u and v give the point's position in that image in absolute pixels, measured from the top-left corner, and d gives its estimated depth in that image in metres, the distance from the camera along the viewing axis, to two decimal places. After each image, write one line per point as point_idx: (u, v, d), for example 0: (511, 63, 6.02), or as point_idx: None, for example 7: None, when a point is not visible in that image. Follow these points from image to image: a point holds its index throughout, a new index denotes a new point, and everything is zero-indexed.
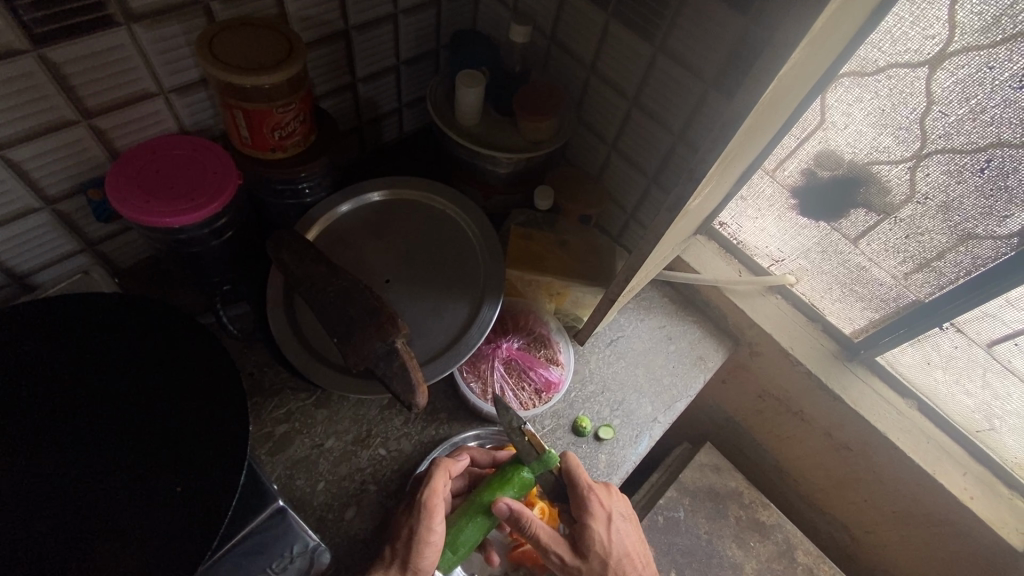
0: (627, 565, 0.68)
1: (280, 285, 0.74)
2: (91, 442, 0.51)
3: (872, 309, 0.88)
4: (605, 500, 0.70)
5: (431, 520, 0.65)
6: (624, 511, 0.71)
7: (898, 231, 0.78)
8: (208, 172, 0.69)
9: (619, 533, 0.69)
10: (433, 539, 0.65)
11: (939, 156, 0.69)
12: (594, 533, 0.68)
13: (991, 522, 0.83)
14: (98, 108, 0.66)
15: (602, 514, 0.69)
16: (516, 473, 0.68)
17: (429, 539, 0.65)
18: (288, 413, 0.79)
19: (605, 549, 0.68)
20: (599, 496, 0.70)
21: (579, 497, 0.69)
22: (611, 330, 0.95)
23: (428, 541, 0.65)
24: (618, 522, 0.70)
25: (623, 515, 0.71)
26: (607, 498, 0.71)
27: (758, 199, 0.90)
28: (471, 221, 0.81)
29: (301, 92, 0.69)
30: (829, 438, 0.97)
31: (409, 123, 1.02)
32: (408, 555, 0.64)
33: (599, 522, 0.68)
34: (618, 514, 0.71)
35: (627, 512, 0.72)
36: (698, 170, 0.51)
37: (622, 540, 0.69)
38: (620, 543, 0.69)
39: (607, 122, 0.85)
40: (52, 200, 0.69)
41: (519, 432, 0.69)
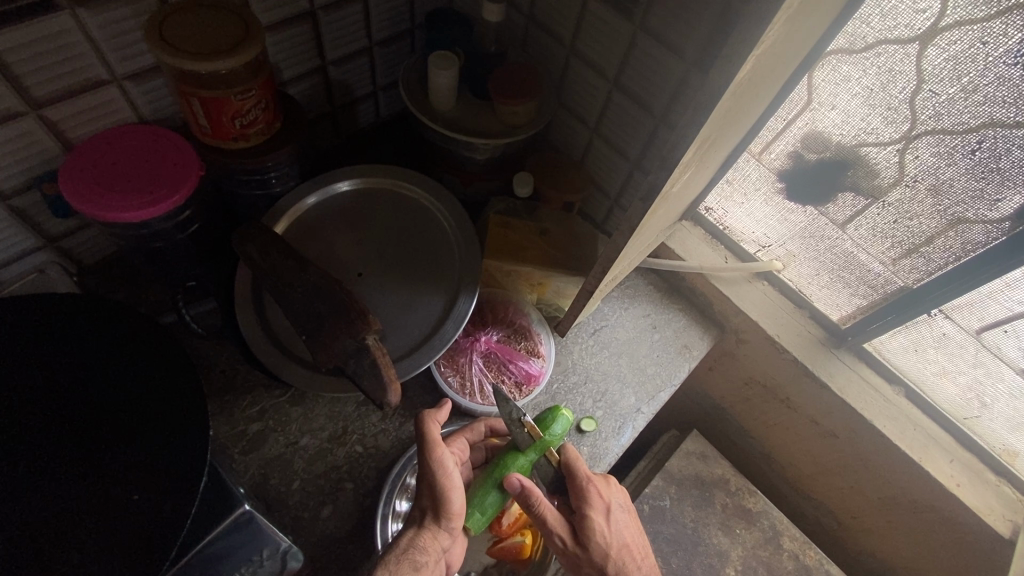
0: (627, 556, 0.67)
1: (247, 281, 0.72)
2: (39, 451, 0.49)
3: (860, 296, 0.86)
4: (604, 491, 0.67)
5: (445, 468, 0.63)
6: (622, 500, 0.69)
7: (887, 216, 0.76)
8: (168, 162, 0.66)
9: (618, 524, 0.67)
10: (455, 484, 0.63)
11: (929, 137, 0.66)
12: (596, 525, 0.65)
13: (976, 509, 0.82)
14: (46, 98, 0.62)
15: (602, 505, 0.66)
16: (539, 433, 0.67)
17: (452, 485, 0.63)
18: (262, 411, 0.77)
19: (605, 540, 0.66)
20: (598, 487, 0.66)
21: (579, 487, 0.66)
22: (595, 319, 0.93)
23: (452, 489, 0.63)
24: (616, 513, 0.67)
25: (622, 506, 0.68)
26: (606, 489, 0.68)
27: (745, 182, 0.87)
28: (447, 209, 0.78)
29: (261, 77, 0.66)
30: (816, 426, 0.96)
31: (385, 109, 0.98)
32: (436, 505, 0.63)
33: (600, 513, 0.66)
34: (617, 504, 0.68)
35: (625, 501, 0.70)
36: (672, 157, 0.48)
37: (621, 531, 0.67)
38: (619, 533, 0.67)
39: (588, 106, 0.82)
40: (5, 195, 0.66)
41: (518, 424, 0.66)
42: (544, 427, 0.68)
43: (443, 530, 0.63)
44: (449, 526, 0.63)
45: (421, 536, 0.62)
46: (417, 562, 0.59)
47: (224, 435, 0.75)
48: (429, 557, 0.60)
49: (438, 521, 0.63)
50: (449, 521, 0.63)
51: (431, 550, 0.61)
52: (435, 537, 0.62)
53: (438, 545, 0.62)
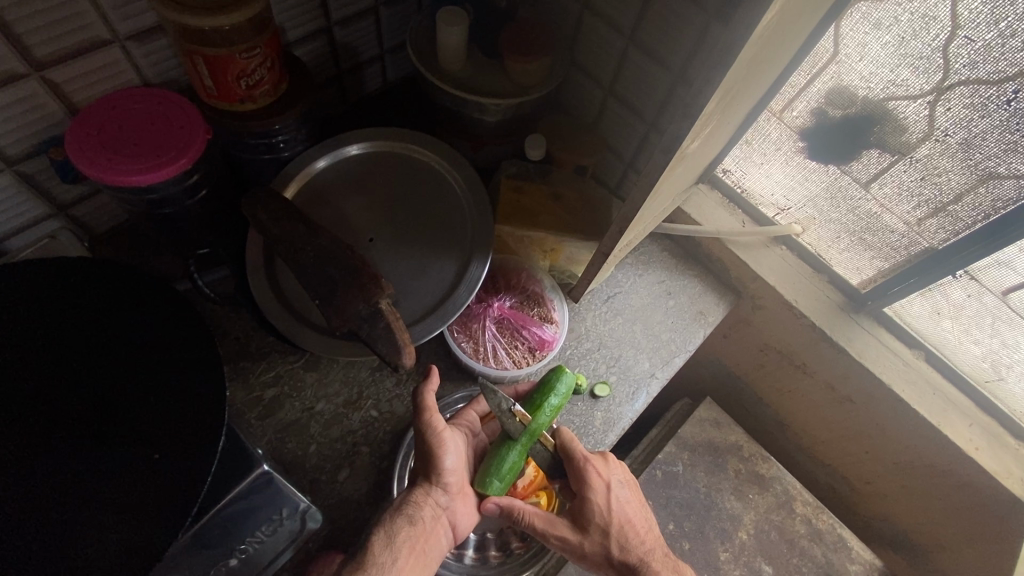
0: (629, 533, 0.68)
1: (258, 246, 0.71)
2: (59, 410, 0.49)
3: (882, 258, 0.84)
4: (603, 470, 0.69)
5: (433, 429, 0.65)
6: (623, 478, 0.70)
7: (913, 173, 0.73)
8: (175, 126, 0.65)
9: (618, 501, 0.69)
10: (447, 443, 0.65)
11: (962, 87, 0.63)
12: (594, 503, 0.67)
13: (994, 472, 0.82)
14: (48, 59, 0.60)
15: (600, 484, 0.68)
16: (546, 396, 0.67)
17: (444, 444, 0.65)
18: (277, 377, 0.77)
19: (605, 518, 0.67)
20: (596, 466, 0.68)
21: (577, 468, 0.68)
22: (608, 286, 0.92)
23: (443, 447, 0.65)
24: (616, 490, 0.69)
25: (621, 482, 0.70)
26: (605, 469, 0.69)
27: (764, 143, 0.84)
28: (457, 173, 0.77)
29: (266, 35, 0.64)
30: (832, 391, 0.95)
31: (392, 72, 0.96)
32: (428, 464, 0.66)
33: (598, 492, 0.67)
34: (617, 481, 0.70)
35: (626, 479, 0.71)
36: (694, 106, 0.46)
37: (622, 508, 0.69)
38: (620, 509, 0.68)
39: (602, 64, 0.79)
40: (13, 160, 0.66)
41: (508, 414, 0.65)
42: (549, 388, 0.68)
43: (437, 487, 0.65)
44: (443, 483, 0.65)
45: (416, 493, 0.64)
46: (412, 516, 0.62)
47: (241, 400, 0.75)
48: (424, 511, 0.63)
49: (431, 478, 0.65)
50: (441, 479, 0.65)
51: (426, 506, 0.63)
52: (429, 494, 0.65)
53: (433, 501, 0.64)
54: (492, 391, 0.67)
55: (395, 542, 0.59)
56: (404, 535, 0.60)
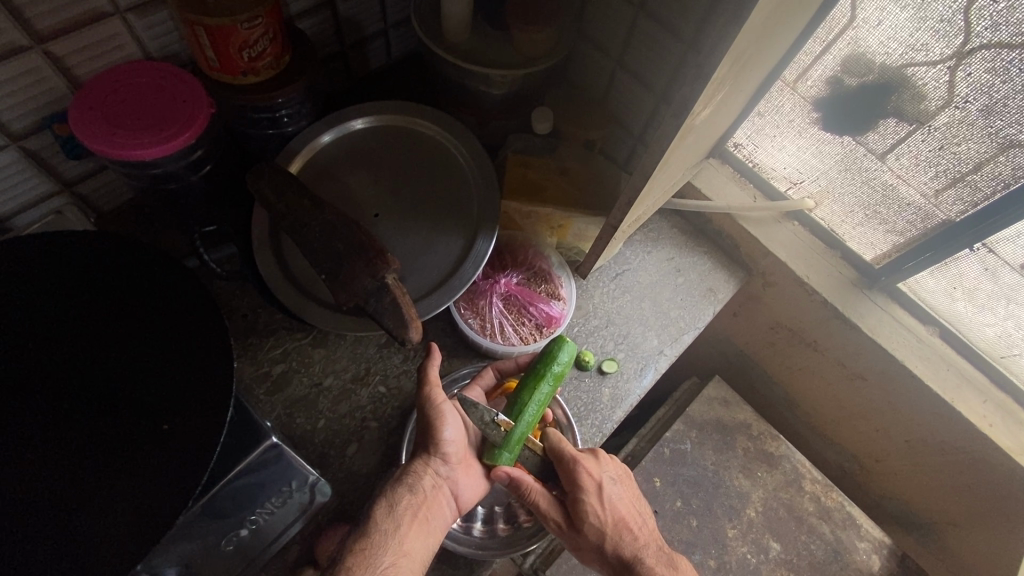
0: (624, 531, 0.67)
1: (264, 222, 0.71)
2: (71, 380, 0.49)
3: (897, 232, 0.82)
4: (595, 469, 0.67)
5: (433, 398, 0.65)
6: (614, 475, 0.69)
7: (931, 143, 0.71)
8: (178, 100, 0.64)
9: (612, 499, 0.67)
10: (445, 414, 0.65)
11: (985, 51, 0.60)
12: (589, 506, 0.65)
13: (1008, 449, 0.80)
14: (49, 31, 0.60)
15: (593, 485, 0.66)
16: (548, 365, 0.67)
17: (442, 414, 0.65)
18: (285, 353, 0.78)
19: (600, 519, 0.66)
20: (587, 468, 0.66)
21: (569, 468, 0.66)
22: (616, 263, 0.91)
23: (441, 417, 0.65)
24: (609, 488, 0.67)
25: (613, 479, 0.68)
26: (596, 469, 0.68)
27: (777, 114, 0.82)
28: (463, 147, 0.76)
29: (267, 4, 0.62)
30: (843, 369, 0.94)
31: (397, 47, 0.94)
32: (427, 435, 0.65)
33: (591, 494, 0.66)
34: (609, 478, 0.68)
35: (619, 474, 0.70)
36: (706, 68, 0.45)
37: (616, 506, 0.67)
38: (614, 507, 0.67)
39: (611, 34, 0.77)
40: (18, 136, 0.65)
41: (493, 425, 0.63)
42: (551, 358, 0.68)
43: (436, 458, 0.65)
44: (442, 453, 0.65)
45: (416, 463, 0.65)
46: (412, 484, 0.62)
47: (250, 376, 0.76)
48: (425, 480, 0.63)
49: (430, 449, 0.65)
50: (440, 449, 0.65)
51: (425, 475, 0.64)
52: (429, 464, 0.65)
53: (433, 471, 0.64)
54: (474, 404, 0.64)
55: (397, 509, 0.60)
56: (405, 503, 0.61)
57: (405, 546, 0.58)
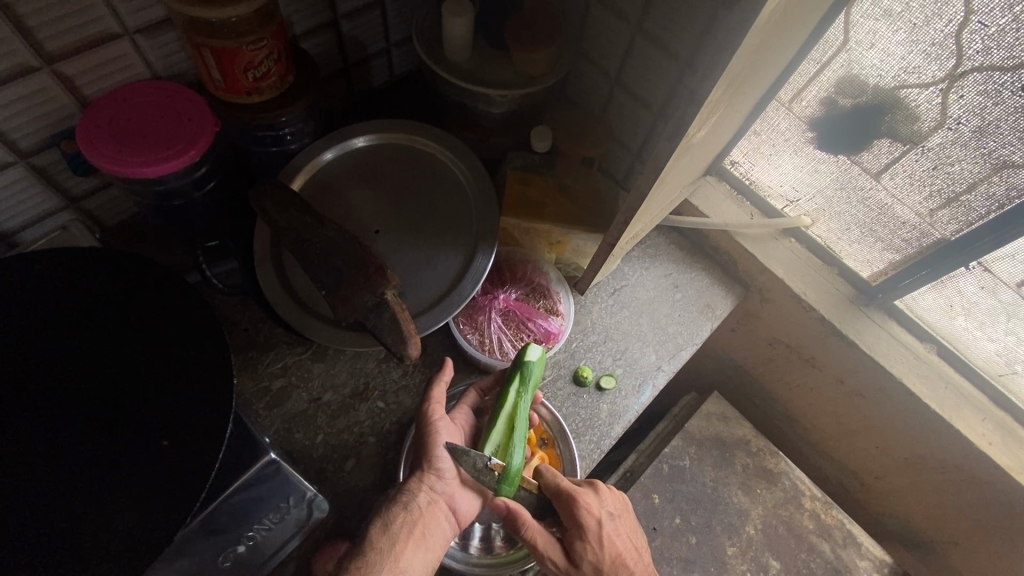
0: (621, 569, 0.66)
1: (266, 238, 0.72)
2: (73, 395, 0.50)
3: (893, 250, 0.83)
4: (595, 505, 0.66)
5: (431, 414, 0.68)
6: (613, 510, 0.68)
7: (925, 163, 0.72)
8: (183, 118, 0.65)
9: (610, 535, 0.66)
10: (439, 428, 0.67)
11: (976, 74, 0.62)
12: (587, 543, 0.65)
13: (1008, 467, 0.80)
14: (59, 53, 0.61)
15: (592, 521, 0.65)
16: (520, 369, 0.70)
17: (436, 431, 0.67)
18: (284, 367, 0.78)
19: (597, 557, 0.65)
20: (587, 503, 0.66)
21: (568, 501, 0.66)
22: (615, 279, 0.92)
23: (435, 434, 0.67)
24: (607, 523, 0.67)
25: (612, 514, 0.68)
26: (596, 504, 0.67)
27: (773, 133, 0.83)
28: (463, 164, 0.77)
29: (272, 26, 0.64)
30: (841, 386, 0.94)
31: (399, 65, 0.96)
32: (421, 452, 0.66)
33: (591, 530, 0.65)
34: (608, 514, 0.68)
35: (618, 509, 0.70)
36: (699, 92, 0.46)
37: (614, 542, 0.66)
38: (612, 544, 0.66)
39: (609, 54, 0.79)
40: (26, 153, 0.67)
41: (486, 469, 0.64)
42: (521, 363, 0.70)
43: (430, 474, 0.65)
44: (436, 469, 0.65)
45: (411, 480, 0.65)
46: (407, 502, 0.62)
47: (249, 390, 0.76)
48: (420, 497, 0.63)
49: (425, 466, 0.65)
50: (434, 465, 0.65)
51: (420, 492, 0.63)
52: (423, 481, 0.65)
53: (428, 487, 0.64)
54: (465, 451, 0.64)
55: (392, 527, 0.60)
56: (400, 520, 0.61)
57: (401, 564, 0.58)
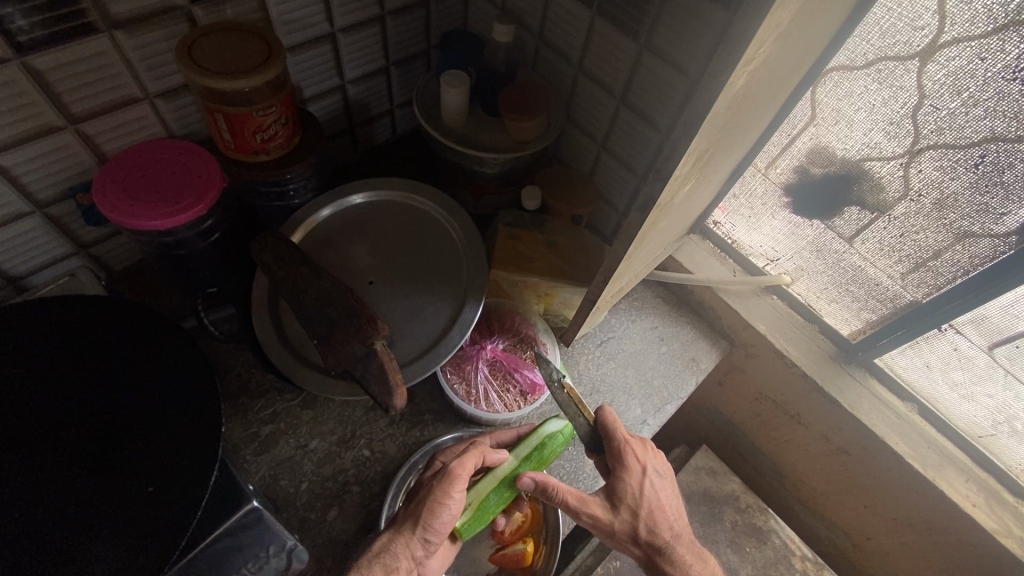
0: (658, 519, 0.69)
1: (264, 288, 0.75)
2: (64, 441, 0.51)
3: (869, 310, 0.85)
4: (640, 454, 0.70)
5: (451, 486, 0.65)
6: (661, 468, 0.71)
7: (892, 230, 0.76)
8: (193, 174, 0.69)
9: (652, 487, 0.69)
10: (449, 500, 0.65)
11: (932, 151, 0.66)
12: (630, 486, 0.68)
13: (994, 531, 0.80)
14: (83, 114, 0.66)
15: (637, 467, 0.69)
16: (538, 449, 0.72)
17: (446, 501, 0.65)
18: (274, 414, 0.80)
19: (636, 502, 0.68)
20: (633, 450, 0.70)
21: (605, 424, 0.71)
22: (601, 331, 0.94)
23: (443, 505, 0.64)
24: (652, 477, 0.70)
25: (658, 472, 0.70)
26: (643, 453, 0.71)
27: (751, 197, 0.88)
28: (457, 223, 0.81)
29: (280, 95, 0.70)
30: (827, 443, 0.95)
31: (401, 124, 1.02)
32: (422, 514, 0.64)
33: (634, 475, 0.69)
34: (654, 469, 0.70)
35: (664, 469, 0.71)
36: (665, 169, 0.49)
37: (654, 494, 0.69)
38: (651, 497, 0.69)
39: (595, 122, 0.84)
40: (43, 204, 0.71)
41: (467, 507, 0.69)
42: (546, 442, 0.73)
43: (417, 539, 0.63)
44: (424, 538, 0.64)
45: (396, 541, 0.63)
46: (388, 565, 0.60)
47: (237, 436, 0.78)
48: (401, 563, 0.61)
49: (417, 530, 0.64)
50: (425, 533, 0.64)
51: (402, 558, 0.62)
52: (408, 545, 0.63)
53: (410, 553, 0.63)
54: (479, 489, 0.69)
55: None
56: None
57: None
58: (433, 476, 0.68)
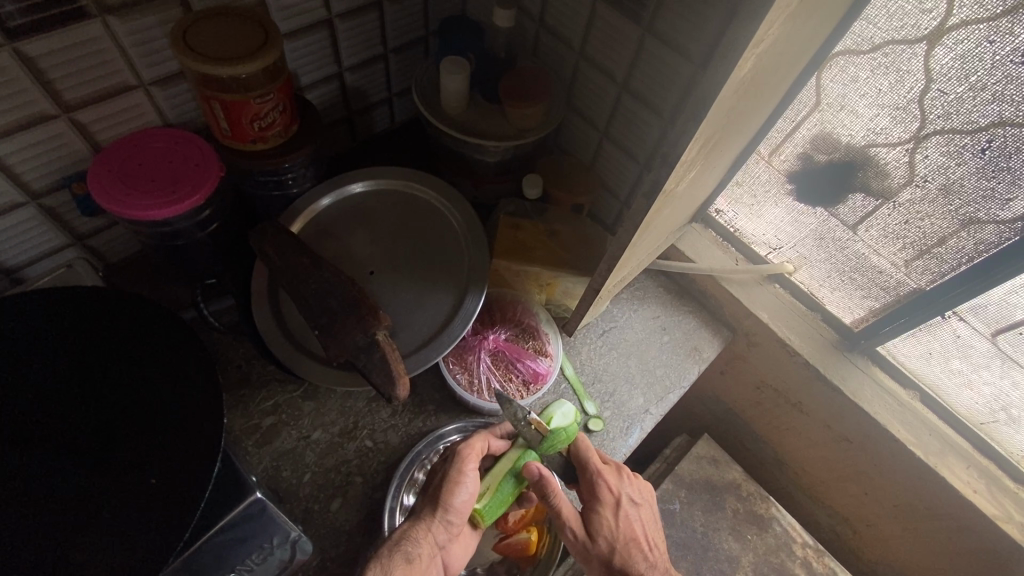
0: (635, 550, 0.71)
1: (264, 278, 0.74)
2: (63, 433, 0.51)
3: (871, 298, 0.85)
4: (615, 485, 0.74)
5: (464, 463, 0.67)
6: (635, 496, 0.75)
7: (897, 217, 0.75)
8: (190, 163, 0.68)
9: (627, 515, 0.73)
10: (464, 478, 0.66)
11: (938, 137, 0.66)
12: (605, 518, 0.72)
13: (995, 518, 0.80)
14: (77, 102, 0.65)
15: (611, 497, 0.73)
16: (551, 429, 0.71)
17: (462, 480, 0.66)
18: (275, 405, 0.79)
19: (612, 533, 0.71)
20: (607, 482, 0.73)
21: (579, 460, 0.75)
22: (603, 321, 0.94)
23: (459, 483, 0.66)
24: (626, 506, 0.73)
25: (632, 500, 0.74)
26: (617, 482, 0.74)
27: (754, 185, 0.87)
28: (459, 212, 0.80)
29: (278, 82, 0.68)
30: (829, 431, 0.95)
31: (399, 113, 1.01)
32: (440, 496, 0.65)
33: (608, 507, 0.72)
34: (628, 497, 0.74)
35: (638, 496, 0.75)
36: (670, 155, 0.48)
37: (630, 523, 0.73)
38: (627, 525, 0.73)
39: (597, 109, 0.83)
40: (37, 194, 0.70)
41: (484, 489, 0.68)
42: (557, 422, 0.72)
43: (438, 524, 0.64)
44: (445, 520, 0.64)
45: (415, 529, 0.63)
46: (410, 552, 0.61)
47: (239, 428, 0.77)
48: (423, 549, 0.62)
49: (437, 513, 0.64)
50: (446, 515, 0.64)
51: (423, 543, 0.62)
52: (430, 530, 0.63)
53: (432, 537, 0.63)
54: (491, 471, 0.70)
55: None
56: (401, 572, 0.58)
57: None
58: (444, 462, 0.70)
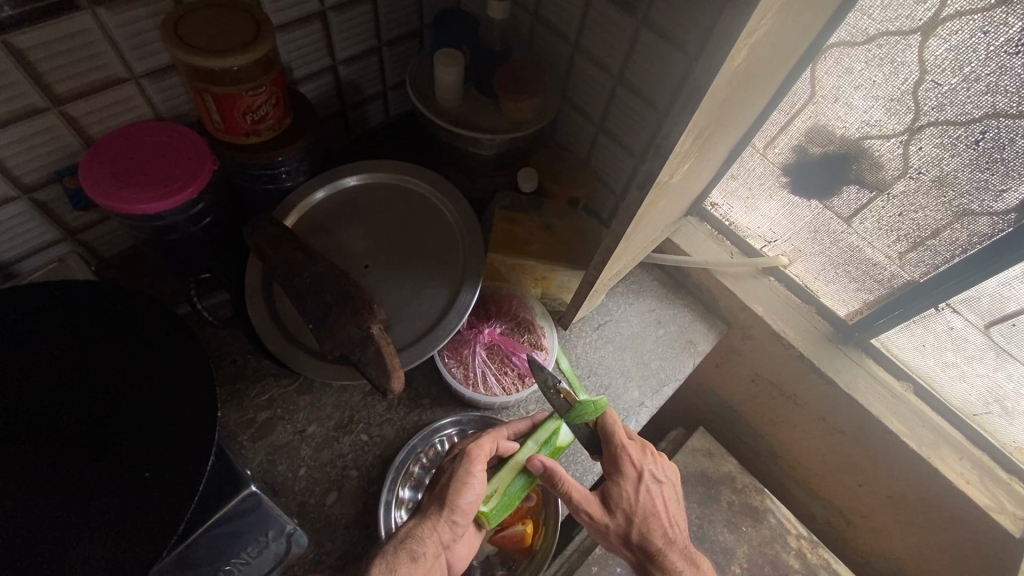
0: (653, 524, 0.71)
1: (259, 272, 0.74)
2: (55, 427, 0.51)
3: (866, 290, 0.85)
4: (638, 459, 0.71)
5: (471, 465, 0.67)
6: (658, 472, 0.73)
7: (892, 209, 0.76)
8: (183, 157, 0.68)
9: (648, 491, 0.71)
10: (471, 479, 0.66)
11: (932, 128, 0.66)
12: (625, 492, 0.70)
13: (988, 508, 0.81)
14: (67, 95, 0.65)
15: (633, 472, 0.70)
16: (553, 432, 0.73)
17: (469, 480, 0.66)
18: (271, 400, 0.79)
19: (631, 506, 0.70)
20: (631, 456, 0.71)
21: (603, 431, 0.71)
22: (599, 314, 0.94)
23: (467, 484, 0.66)
24: (648, 481, 0.71)
25: (654, 476, 0.72)
26: (640, 457, 0.72)
27: (749, 177, 0.87)
28: (454, 206, 0.80)
29: (271, 75, 0.68)
30: (823, 423, 0.96)
31: (393, 106, 1.00)
32: (447, 496, 0.65)
33: (629, 481, 0.70)
34: (650, 473, 0.72)
35: (660, 472, 0.74)
36: (664, 146, 0.48)
37: (650, 498, 0.71)
38: (647, 501, 0.71)
39: (592, 102, 0.83)
40: (29, 188, 0.69)
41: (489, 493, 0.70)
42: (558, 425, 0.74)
43: (445, 523, 0.64)
44: (452, 520, 0.64)
45: (421, 527, 0.63)
46: (415, 550, 0.60)
47: (234, 422, 0.77)
48: (429, 547, 0.61)
49: (443, 512, 0.64)
50: (453, 514, 0.64)
51: (429, 541, 0.61)
52: (435, 529, 0.63)
53: (438, 536, 0.63)
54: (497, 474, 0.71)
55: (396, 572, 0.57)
56: (406, 568, 0.58)
57: None
58: (450, 463, 0.70)
